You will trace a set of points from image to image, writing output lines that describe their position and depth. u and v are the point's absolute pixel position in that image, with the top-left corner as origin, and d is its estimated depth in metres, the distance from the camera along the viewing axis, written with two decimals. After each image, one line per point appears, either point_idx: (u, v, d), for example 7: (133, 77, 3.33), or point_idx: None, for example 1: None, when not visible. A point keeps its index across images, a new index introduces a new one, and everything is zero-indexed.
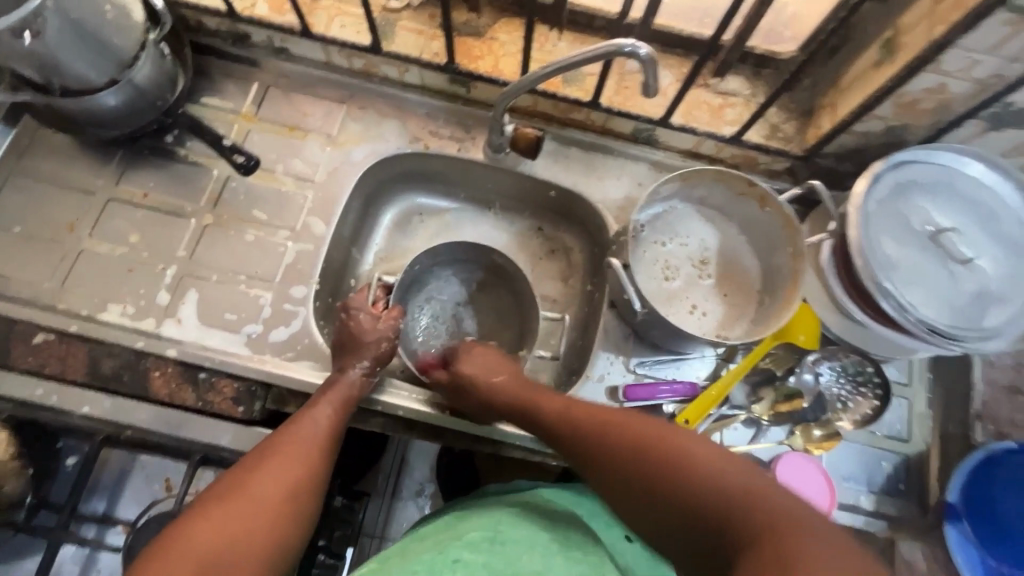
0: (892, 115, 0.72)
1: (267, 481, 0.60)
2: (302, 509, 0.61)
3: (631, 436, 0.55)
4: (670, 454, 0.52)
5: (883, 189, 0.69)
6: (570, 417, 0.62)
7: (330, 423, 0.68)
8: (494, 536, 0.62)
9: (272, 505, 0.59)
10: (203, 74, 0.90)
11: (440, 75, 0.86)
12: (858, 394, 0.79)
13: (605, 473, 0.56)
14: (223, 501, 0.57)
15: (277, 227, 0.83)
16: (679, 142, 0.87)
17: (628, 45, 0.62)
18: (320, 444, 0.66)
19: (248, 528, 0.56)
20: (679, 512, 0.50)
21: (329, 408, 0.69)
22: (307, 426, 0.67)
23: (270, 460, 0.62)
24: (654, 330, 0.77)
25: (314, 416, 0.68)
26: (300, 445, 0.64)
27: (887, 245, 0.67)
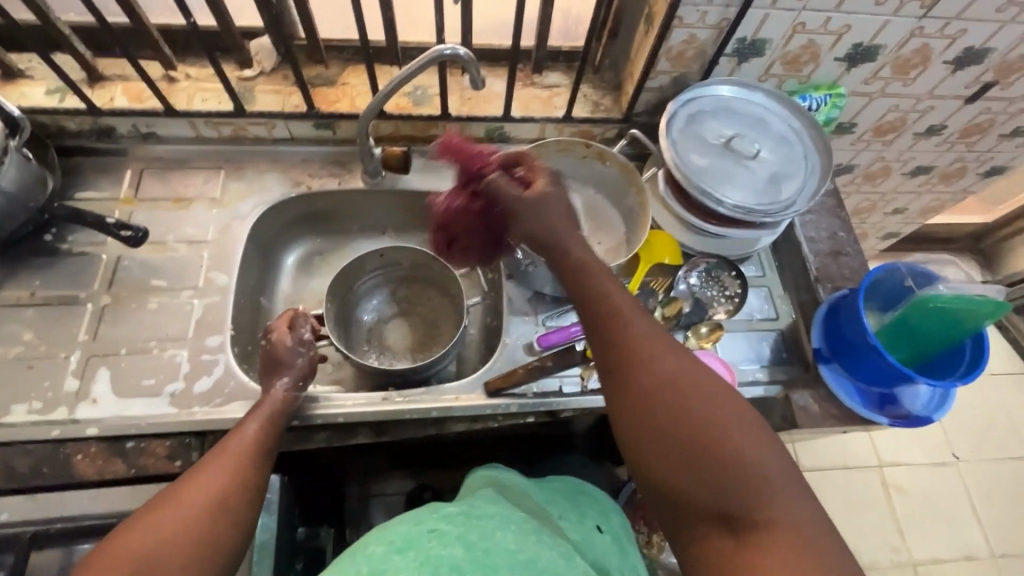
0: (671, 68, 0.91)
1: (205, 486, 0.59)
2: (235, 516, 0.59)
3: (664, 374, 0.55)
4: (720, 420, 0.52)
5: (681, 120, 0.87)
6: (630, 328, 0.59)
7: (261, 432, 0.69)
8: (468, 512, 0.63)
9: (205, 507, 0.58)
10: (74, 173, 0.93)
11: (306, 123, 0.96)
12: (726, 291, 0.94)
13: (636, 392, 0.56)
14: (160, 508, 0.56)
15: (179, 289, 0.86)
16: (526, 133, 1.03)
17: (449, 49, 0.76)
18: (254, 453, 0.66)
19: (186, 530, 0.55)
20: (697, 473, 0.51)
21: (255, 424, 0.69)
22: (239, 437, 0.67)
23: (205, 469, 0.62)
24: (547, 281, 0.89)
25: (242, 433, 0.68)
26: (226, 456, 0.64)
27: (695, 159, 0.84)
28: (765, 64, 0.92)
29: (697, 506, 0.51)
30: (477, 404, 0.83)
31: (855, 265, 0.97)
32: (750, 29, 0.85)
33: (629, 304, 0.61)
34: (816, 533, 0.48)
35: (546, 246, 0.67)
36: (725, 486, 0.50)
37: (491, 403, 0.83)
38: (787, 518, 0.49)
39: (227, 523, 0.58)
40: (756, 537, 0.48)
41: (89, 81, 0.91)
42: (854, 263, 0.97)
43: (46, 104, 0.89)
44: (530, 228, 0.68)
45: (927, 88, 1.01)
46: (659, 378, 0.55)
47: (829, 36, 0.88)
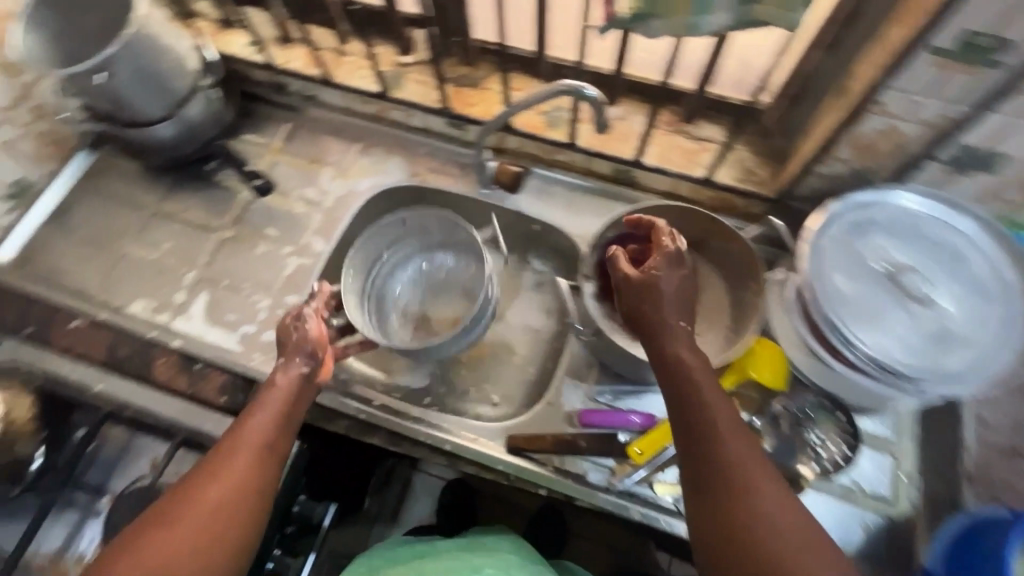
0: (853, 158, 0.73)
1: (207, 505, 0.56)
2: (232, 536, 0.56)
3: (749, 505, 0.53)
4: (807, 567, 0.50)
5: (839, 227, 0.69)
6: (723, 445, 0.55)
7: (271, 429, 0.63)
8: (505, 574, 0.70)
9: (204, 531, 0.55)
10: (246, 116, 1.06)
11: (440, 118, 0.97)
12: (827, 442, 0.76)
13: (720, 516, 0.53)
14: (161, 531, 0.54)
15: (284, 242, 0.94)
16: (657, 183, 0.92)
17: (576, 87, 0.70)
18: (263, 456, 0.61)
19: (181, 552, 0.53)
20: None
21: (268, 416, 0.63)
22: (251, 433, 0.61)
23: (215, 476, 0.58)
24: (611, 356, 0.80)
25: (255, 425, 0.62)
26: (234, 459, 0.59)
27: (840, 280, 0.67)
28: (993, 183, 0.69)
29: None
30: (491, 454, 0.79)
31: None
32: (983, 139, 0.63)
33: (720, 408, 0.57)
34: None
35: (646, 333, 0.63)
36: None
37: (504, 459, 0.78)
38: None
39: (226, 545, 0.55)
40: None
41: (278, 40, 1.02)
42: None
43: (242, 53, 1.02)
44: (641, 310, 0.63)
45: None
46: (747, 510, 0.52)
47: None
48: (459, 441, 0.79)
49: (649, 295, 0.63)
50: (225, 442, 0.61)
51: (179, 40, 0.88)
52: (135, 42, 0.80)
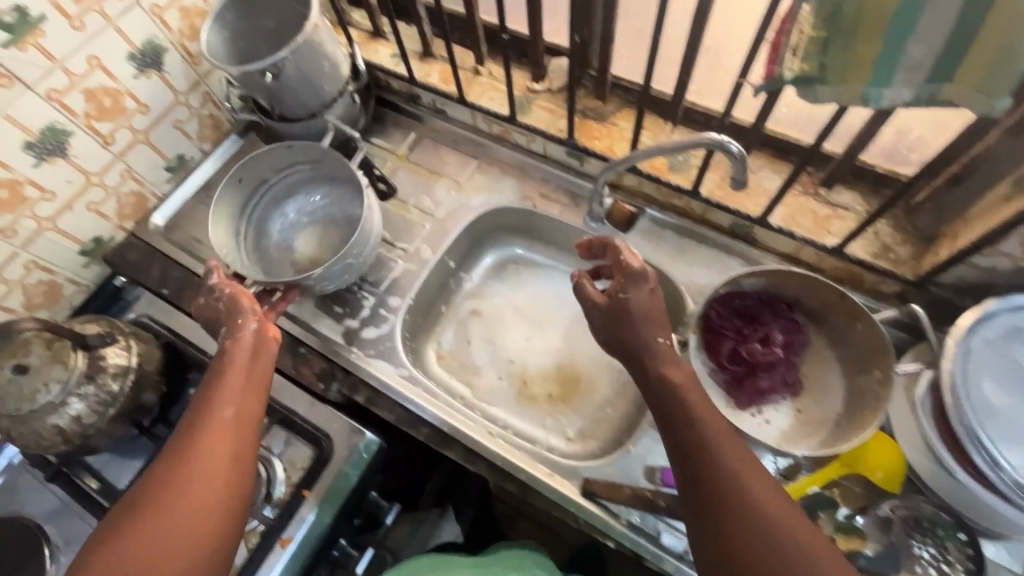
0: (1020, 254, 0.66)
1: (195, 465, 0.62)
2: (223, 497, 0.62)
3: (739, 518, 0.55)
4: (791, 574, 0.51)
5: (995, 329, 0.62)
6: (713, 460, 0.59)
7: (241, 390, 0.69)
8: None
9: (195, 504, 0.60)
10: (378, 121, 1.13)
11: (560, 147, 0.98)
12: (942, 563, 0.66)
13: (718, 532, 0.56)
14: (163, 500, 0.60)
15: (395, 245, 0.99)
16: (778, 245, 0.87)
17: (720, 140, 0.68)
18: (241, 420, 0.68)
19: (183, 527, 0.59)
20: None
21: (238, 383, 0.70)
22: (215, 394, 0.68)
23: (193, 440, 0.64)
24: None
25: (222, 396, 0.68)
26: (213, 436, 0.65)
27: (989, 389, 0.60)
28: None
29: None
30: (565, 493, 0.78)
31: None
32: None
33: (709, 427, 0.61)
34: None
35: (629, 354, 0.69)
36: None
37: (577, 502, 0.77)
38: None
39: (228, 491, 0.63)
40: None
41: (420, 55, 1.08)
42: None
43: (386, 64, 1.08)
44: (623, 337, 0.69)
45: None
46: (736, 525, 0.55)
47: None
48: (534, 474, 0.79)
49: (622, 315, 0.69)
50: (197, 410, 0.68)
51: (337, 48, 0.95)
52: (303, 47, 0.87)
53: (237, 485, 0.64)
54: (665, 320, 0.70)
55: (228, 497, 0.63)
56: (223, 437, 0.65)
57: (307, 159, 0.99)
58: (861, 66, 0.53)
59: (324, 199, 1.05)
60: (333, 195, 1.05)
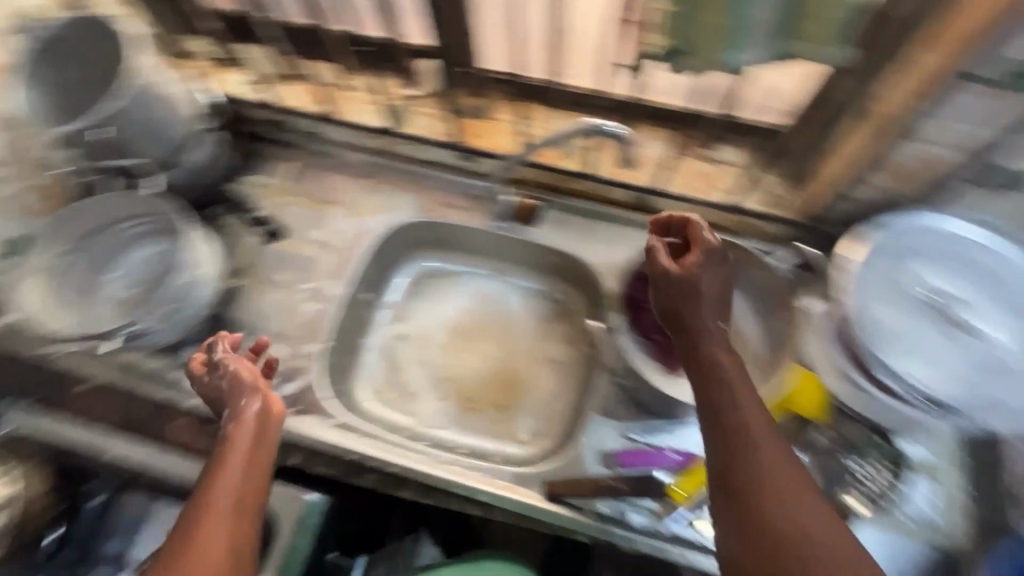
0: (885, 182, 0.72)
1: (185, 561, 0.53)
2: None
3: (771, 518, 0.52)
4: (825, 540, 0.50)
5: (873, 255, 0.68)
6: (745, 451, 0.56)
7: (245, 473, 0.61)
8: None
9: None
10: (248, 156, 1.03)
11: (449, 152, 0.94)
12: (873, 472, 0.73)
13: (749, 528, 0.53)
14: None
15: (296, 287, 0.91)
16: (677, 210, 0.90)
17: (601, 124, 0.69)
18: (238, 506, 0.59)
19: None
20: None
21: (239, 464, 0.61)
22: (207, 476, 0.60)
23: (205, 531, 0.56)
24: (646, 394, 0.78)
25: (217, 482, 0.59)
26: (210, 525, 0.56)
27: (879, 310, 0.66)
28: None
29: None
30: (527, 502, 0.76)
31: None
32: None
33: (757, 420, 0.58)
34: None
35: (681, 332, 0.66)
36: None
37: (546, 508, 0.75)
38: None
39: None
40: None
41: (279, 78, 0.99)
42: None
43: (242, 92, 0.99)
44: (668, 304, 0.67)
45: None
46: (776, 524, 0.52)
47: None
48: (494, 491, 0.76)
49: (689, 286, 0.66)
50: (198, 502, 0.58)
51: (178, 85, 0.84)
52: (142, 93, 0.78)
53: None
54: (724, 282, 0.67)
55: None
56: (217, 526, 0.56)
57: (100, 217, 0.87)
58: (716, 34, 0.54)
59: (139, 261, 0.91)
60: (139, 256, 0.89)
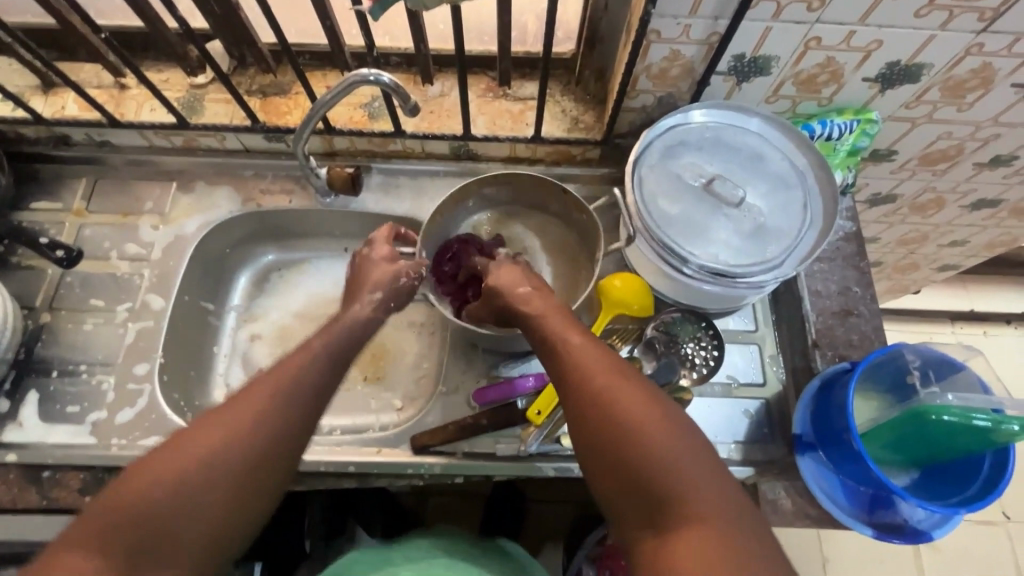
0: (654, 87, 0.77)
1: (227, 408, 0.54)
2: (250, 457, 0.52)
3: (584, 379, 0.57)
4: (641, 418, 0.53)
5: (654, 154, 0.73)
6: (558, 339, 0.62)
7: (317, 364, 0.60)
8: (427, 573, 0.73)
9: (220, 448, 0.51)
10: (31, 181, 0.92)
11: (254, 135, 0.90)
12: (699, 350, 0.82)
13: (570, 393, 0.57)
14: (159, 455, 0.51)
15: (116, 310, 0.84)
16: (496, 151, 0.92)
17: (371, 75, 0.69)
18: (301, 385, 0.58)
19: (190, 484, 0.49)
20: (628, 476, 0.51)
21: (321, 357, 0.61)
22: (303, 372, 0.58)
23: (238, 399, 0.55)
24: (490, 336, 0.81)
25: (297, 356, 0.60)
26: (254, 389, 0.56)
27: (664, 203, 0.70)
28: (771, 84, 0.76)
29: (628, 512, 0.52)
30: (399, 460, 0.77)
31: (867, 329, 0.82)
32: (749, 46, 0.69)
33: (561, 320, 0.64)
34: (727, 515, 0.49)
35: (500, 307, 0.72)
36: (644, 485, 0.50)
37: (413, 462, 0.77)
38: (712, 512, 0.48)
39: (242, 471, 0.52)
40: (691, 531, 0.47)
41: (42, 89, 0.89)
42: (865, 327, 0.82)
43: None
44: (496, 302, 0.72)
45: (990, 113, 0.80)
46: (584, 382, 0.57)
47: (854, 53, 0.70)
48: (363, 460, 0.76)
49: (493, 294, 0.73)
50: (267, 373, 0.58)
51: None
52: None
53: (281, 461, 0.54)
54: (527, 276, 0.73)
55: (260, 468, 0.53)
56: (270, 387, 0.56)
57: None
58: None
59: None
60: None
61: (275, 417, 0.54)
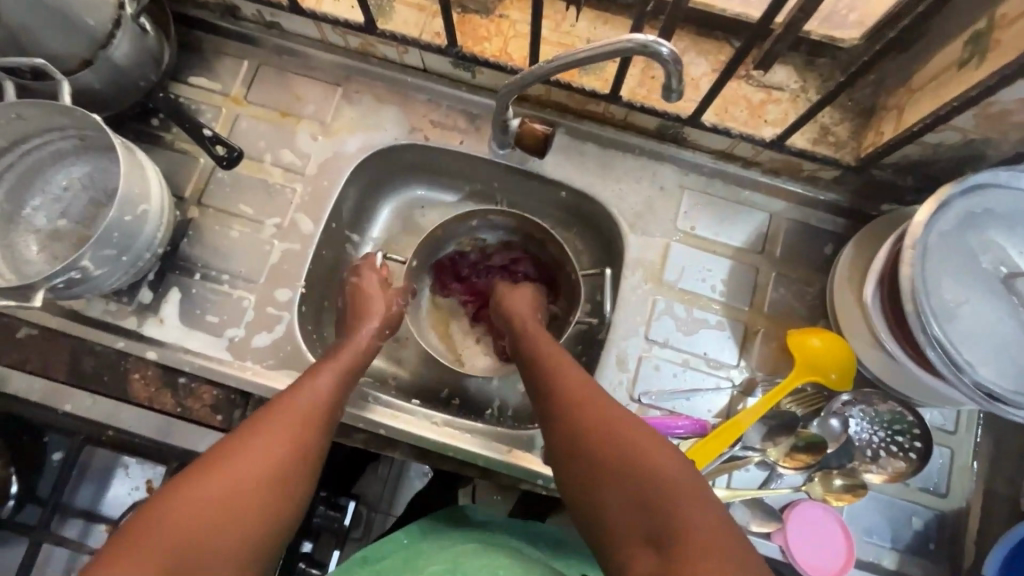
0: (972, 127, 0.59)
1: (250, 435, 0.56)
2: (272, 490, 0.54)
3: (576, 420, 0.57)
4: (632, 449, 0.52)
5: (950, 218, 0.57)
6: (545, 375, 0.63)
7: (330, 391, 0.64)
8: (454, 567, 0.63)
9: (246, 477, 0.53)
10: (191, 51, 0.83)
11: (442, 58, 0.77)
12: (892, 444, 0.70)
13: (560, 431, 0.58)
14: (183, 476, 0.53)
15: (263, 222, 0.78)
16: (711, 142, 0.77)
17: (647, 42, 0.52)
18: (316, 414, 0.61)
19: (211, 509, 0.51)
20: (626, 506, 0.50)
21: (332, 378, 0.65)
22: (310, 394, 0.62)
23: (257, 432, 0.57)
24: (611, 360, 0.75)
25: (312, 386, 0.63)
26: (282, 415, 0.59)
27: (947, 287, 0.56)
28: None
29: (627, 537, 0.49)
30: (529, 468, 0.71)
31: None
32: None
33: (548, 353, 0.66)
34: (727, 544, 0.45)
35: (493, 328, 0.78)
36: (650, 511, 0.48)
37: (541, 474, 0.70)
38: (708, 529, 0.46)
39: (258, 492, 0.53)
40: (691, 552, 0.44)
41: None
42: None
43: None
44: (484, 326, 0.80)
45: None
46: (574, 421, 0.57)
47: None
48: (492, 457, 0.71)
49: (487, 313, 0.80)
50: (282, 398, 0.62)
51: None
52: None
53: (297, 484, 0.57)
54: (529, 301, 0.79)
55: (278, 493, 0.55)
56: (294, 418, 0.59)
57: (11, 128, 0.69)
58: None
59: (68, 185, 0.76)
60: (78, 175, 0.76)
61: (297, 447, 0.58)
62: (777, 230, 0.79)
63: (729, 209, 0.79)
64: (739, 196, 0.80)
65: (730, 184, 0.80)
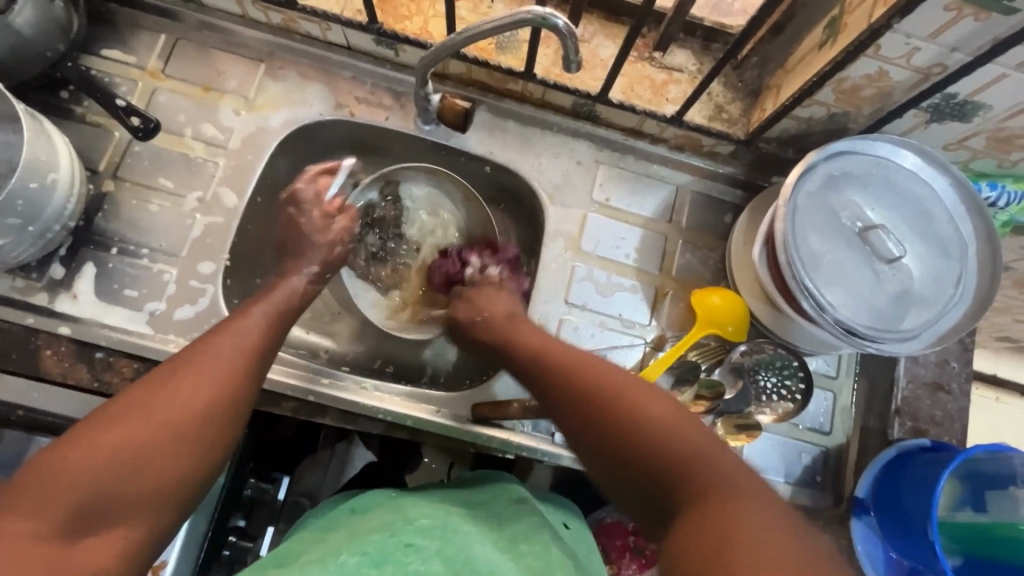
0: (833, 101, 0.68)
1: (171, 381, 0.52)
2: (197, 438, 0.51)
3: (568, 378, 0.58)
4: (635, 398, 0.53)
5: (816, 180, 0.65)
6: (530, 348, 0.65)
7: (256, 340, 0.61)
8: (446, 524, 0.54)
9: (167, 424, 0.50)
10: (103, 23, 0.81)
11: (364, 35, 0.79)
12: (782, 388, 0.79)
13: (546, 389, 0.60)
14: (94, 425, 0.48)
15: (184, 196, 0.78)
16: (621, 120, 0.83)
17: (545, 14, 0.57)
18: (243, 359, 0.58)
19: (128, 451, 0.47)
20: (642, 469, 0.49)
21: (253, 325, 0.61)
22: (229, 344, 0.58)
23: (174, 379, 0.53)
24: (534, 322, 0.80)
25: (231, 331, 0.59)
26: (204, 363, 0.55)
27: (813, 239, 0.64)
28: (964, 131, 0.66)
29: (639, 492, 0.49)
30: (457, 426, 0.75)
31: (952, 409, 0.78)
32: (968, 87, 0.59)
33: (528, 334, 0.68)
34: (749, 492, 0.45)
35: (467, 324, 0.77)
36: (658, 457, 0.48)
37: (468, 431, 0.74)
38: (737, 493, 0.45)
39: (180, 438, 0.50)
40: (706, 513, 0.44)
41: None
42: (951, 406, 0.78)
43: None
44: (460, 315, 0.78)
45: None
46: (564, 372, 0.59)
47: None
48: (421, 417, 0.74)
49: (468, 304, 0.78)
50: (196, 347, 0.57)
51: None
52: None
53: (224, 434, 0.53)
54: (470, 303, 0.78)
55: (202, 443, 0.51)
56: (216, 365, 0.55)
57: None
58: None
59: None
60: None
61: (220, 395, 0.54)
62: (682, 201, 0.86)
63: (642, 183, 0.86)
64: (648, 171, 0.86)
65: (641, 159, 0.86)
